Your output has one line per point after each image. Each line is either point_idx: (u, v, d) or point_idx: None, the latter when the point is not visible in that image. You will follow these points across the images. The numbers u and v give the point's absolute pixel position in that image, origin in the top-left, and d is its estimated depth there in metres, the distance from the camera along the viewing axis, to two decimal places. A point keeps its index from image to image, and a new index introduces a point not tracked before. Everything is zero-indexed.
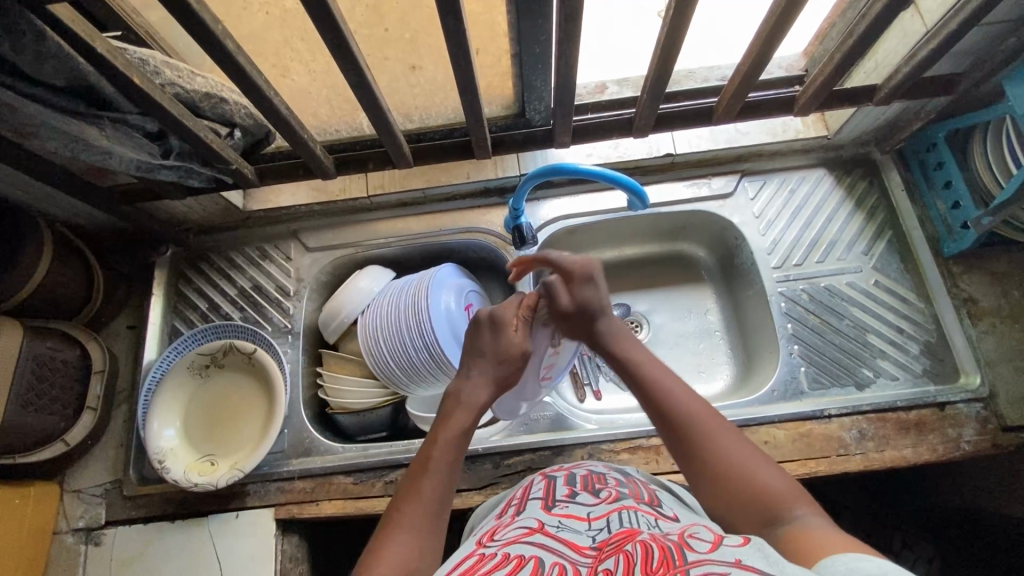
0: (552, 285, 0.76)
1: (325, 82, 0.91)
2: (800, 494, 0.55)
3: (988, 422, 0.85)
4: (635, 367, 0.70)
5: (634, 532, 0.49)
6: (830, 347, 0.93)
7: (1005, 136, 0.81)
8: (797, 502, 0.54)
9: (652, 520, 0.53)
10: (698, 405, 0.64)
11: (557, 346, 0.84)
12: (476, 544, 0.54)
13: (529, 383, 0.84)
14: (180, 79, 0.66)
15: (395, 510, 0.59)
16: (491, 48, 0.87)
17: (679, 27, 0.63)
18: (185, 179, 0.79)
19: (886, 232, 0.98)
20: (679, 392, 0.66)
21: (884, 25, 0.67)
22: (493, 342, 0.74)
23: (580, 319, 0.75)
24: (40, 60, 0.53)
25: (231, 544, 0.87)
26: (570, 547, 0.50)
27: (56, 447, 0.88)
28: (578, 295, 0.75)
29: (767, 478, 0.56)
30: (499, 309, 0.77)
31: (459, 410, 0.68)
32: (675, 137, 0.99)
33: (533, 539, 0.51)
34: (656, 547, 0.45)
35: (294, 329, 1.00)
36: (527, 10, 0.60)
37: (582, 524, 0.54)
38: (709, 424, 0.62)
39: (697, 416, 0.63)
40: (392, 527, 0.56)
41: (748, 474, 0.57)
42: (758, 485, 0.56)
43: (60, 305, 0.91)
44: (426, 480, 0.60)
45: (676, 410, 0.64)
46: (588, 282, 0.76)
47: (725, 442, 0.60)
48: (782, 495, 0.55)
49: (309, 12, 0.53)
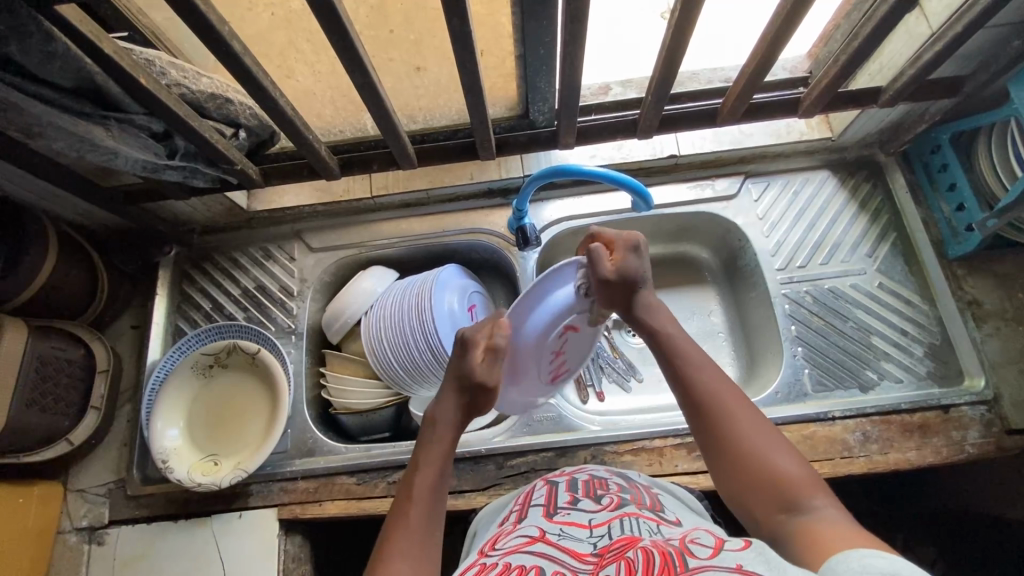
0: (595, 256, 0.71)
1: (330, 83, 0.91)
2: (818, 485, 0.54)
3: (993, 425, 0.85)
4: (669, 342, 0.68)
5: (634, 539, 0.49)
6: (834, 349, 0.93)
7: (1010, 138, 0.81)
8: (816, 491, 0.53)
9: (654, 527, 0.53)
10: (723, 389, 0.63)
11: (555, 349, 0.82)
12: (478, 553, 0.54)
13: (522, 386, 0.82)
14: (186, 80, 0.66)
15: (385, 541, 0.58)
16: (496, 49, 0.88)
17: (684, 32, 0.64)
18: (189, 179, 0.79)
19: (890, 235, 0.98)
20: (708, 373, 0.64)
21: (888, 29, 0.67)
22: (458, 365, 0.70)
23: (621, 289, 0.71)
24: (48, 60, 0.54)
25: (235, 544, 0.87)
26: (570, 555, 0.50)
27: (61, 445, 0.88)
28: (625, 263, 0.71)
29: (786, 467, 0.56)
30: (471, 331, 0.72)
31: (436, 433, 0.66)
32: (679, 139, 0.99)
33: (533, 549, 0.51)
34: (656, 553, 0.45)
35: (297, 329, 1.00)
36: (531, 12, 0.60)
37: (584, 532, 0.53)
38: (734, 406, 0.61)
39: (721, 397, 0.62)
40: (382, 560, 0.56)
41: (766, 461, 0.57)
42: (775, 472, 0.55)
43: (64, 305, 0.92)
44: (410, 512, 0.60)
45: (701, 389, 0.63)
46: (631, 252, 0.72)
47: (746, 424, 0.60)
48: (797, 482, 0.54)
49: (314, 13, 0.54)
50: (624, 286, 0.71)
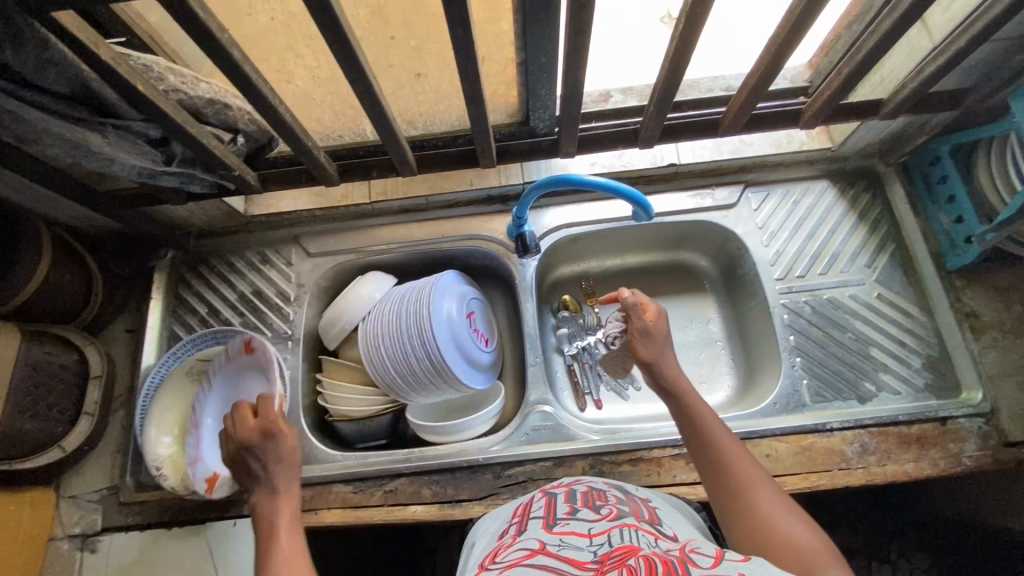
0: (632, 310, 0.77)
1: (329, 88, 0.88)
2: (835, 556, 0.51)
3: (990, 437, 0.85)
4: (685, 391, 0.68)
5: (634, 548, 0.49)
6: (832, 360, 0.93)
7: (1010, 152, 0.81)
8: (818, 542, 0.52)
9: (653, 539, 0.53)
10: (733, 441, 0.62)
11: (215, 412, 0.90)
12: (478, 567, 0.53)
13: None
14: (184, 86, 0.65)
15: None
16: (497, 56, 0.84)
17: (687, 47, 0.63)
18: (186, 184, 0.78)
19: (889, 246, 0.98)
20: (715, 424, 0.64)
21: (891, 44, 0.67)
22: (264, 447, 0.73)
23: (656, 338, 0.75)
24: (44, 67, 0.53)
25: (229, 551, 0.87)
26: (571, 564, 0.49)
27: (54, 452, 0.88)
28: (655, 324, 0.77)
29: (798, 534, 0.52)
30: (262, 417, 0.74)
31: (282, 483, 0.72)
32: (679, 148, 0.99)
33: (533, 561, 0.50)
34: (659, 562, 0.45)
35: (294, 335, 0.99)
36: (533, 21, 0.59)
37: (584, 541, 0.53)
38: (743, 460, 0.60)
39: (730, 446, 0.62)
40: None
41: (779, 521, 0.54)
42: (783, 530, 0.53)
43: (58, 310, 0.91)
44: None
45: (713, 438, 0.63)
46: (662, 318, 0.78)
47: (755, 478, 0.58)
48: (802, 533, 0.52)
49: (317, 23, 0.53)
50: (657, 341, 0.75)
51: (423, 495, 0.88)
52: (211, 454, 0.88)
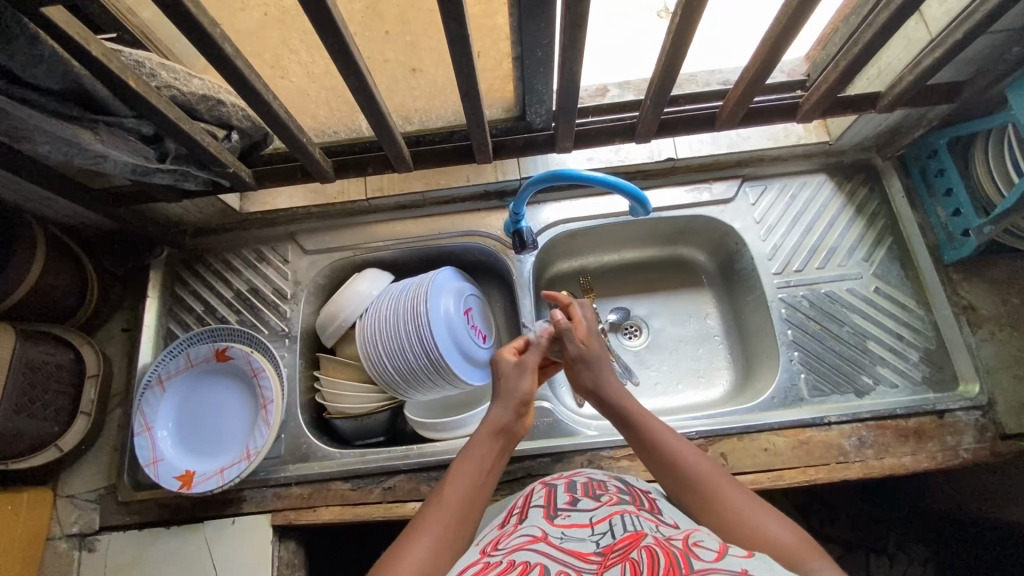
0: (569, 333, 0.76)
1: (324, 84, 0.87)
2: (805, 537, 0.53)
3: (987, 430, 0.85)
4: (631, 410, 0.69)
5: (638, 537, 0.49)
6: (831, 354, 0.93)
7: (1009, 144, 0.80)
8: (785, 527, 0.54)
9: (654, 525, 0.53)
10: (685, 446, 0.64)
11: (168, 416, 0.90)
12: (478, 553, 0.53)
13: (213, 459, 0.88)
14: (176, 82, 0.65)
15: (399, 547, 0.55)
16: (492, 50, 0.83)
17: (684, 42, 0.63)
18: (180, 182, 0.78)
19: (886, 239, 0.98)
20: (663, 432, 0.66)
21: (889, 35, 0.66)
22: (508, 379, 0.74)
23: (601, 364, 0.75)
24: (34, 63, 0.52)
25: (228, 549, 0.86)
26: (574, 555, 0.49)
27: (50, 452, 0.87)
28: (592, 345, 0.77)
29: (770, 526, 0.53)
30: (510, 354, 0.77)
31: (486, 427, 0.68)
32: (676, 143, 0.99)
33: (536, 548, 0.50)
34: (661, 554, 0.45)
35: (291, 332, 0.98)
36: (528, 14, 0.58)
37: (585, 531, 0.53)
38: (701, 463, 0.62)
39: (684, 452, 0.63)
40: (397, 553, 0.54)
41: (749, 514, 0.55)
42: (755, 523, 0.54)
43: (52, 308, 0.90)
44: (448, 485, 0.62)
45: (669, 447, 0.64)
46: (596, 335, 0.78)
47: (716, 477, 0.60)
48: (771, 520, 0.54)
49: (310, 18, 0.53)
50: (596, 362, 0.75)
51: (421, 492, 0.88)
52: (176, 453, 0.88)
